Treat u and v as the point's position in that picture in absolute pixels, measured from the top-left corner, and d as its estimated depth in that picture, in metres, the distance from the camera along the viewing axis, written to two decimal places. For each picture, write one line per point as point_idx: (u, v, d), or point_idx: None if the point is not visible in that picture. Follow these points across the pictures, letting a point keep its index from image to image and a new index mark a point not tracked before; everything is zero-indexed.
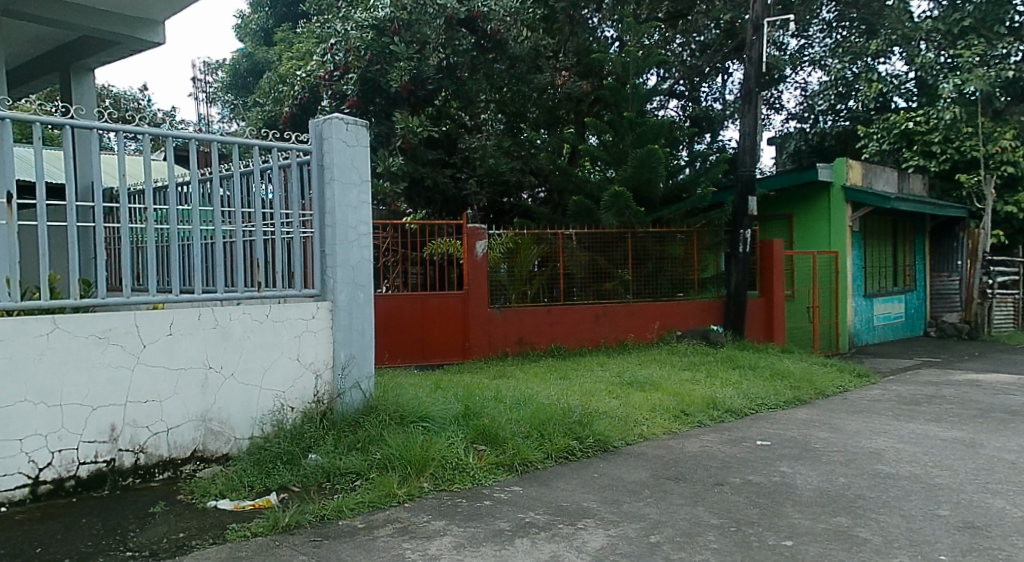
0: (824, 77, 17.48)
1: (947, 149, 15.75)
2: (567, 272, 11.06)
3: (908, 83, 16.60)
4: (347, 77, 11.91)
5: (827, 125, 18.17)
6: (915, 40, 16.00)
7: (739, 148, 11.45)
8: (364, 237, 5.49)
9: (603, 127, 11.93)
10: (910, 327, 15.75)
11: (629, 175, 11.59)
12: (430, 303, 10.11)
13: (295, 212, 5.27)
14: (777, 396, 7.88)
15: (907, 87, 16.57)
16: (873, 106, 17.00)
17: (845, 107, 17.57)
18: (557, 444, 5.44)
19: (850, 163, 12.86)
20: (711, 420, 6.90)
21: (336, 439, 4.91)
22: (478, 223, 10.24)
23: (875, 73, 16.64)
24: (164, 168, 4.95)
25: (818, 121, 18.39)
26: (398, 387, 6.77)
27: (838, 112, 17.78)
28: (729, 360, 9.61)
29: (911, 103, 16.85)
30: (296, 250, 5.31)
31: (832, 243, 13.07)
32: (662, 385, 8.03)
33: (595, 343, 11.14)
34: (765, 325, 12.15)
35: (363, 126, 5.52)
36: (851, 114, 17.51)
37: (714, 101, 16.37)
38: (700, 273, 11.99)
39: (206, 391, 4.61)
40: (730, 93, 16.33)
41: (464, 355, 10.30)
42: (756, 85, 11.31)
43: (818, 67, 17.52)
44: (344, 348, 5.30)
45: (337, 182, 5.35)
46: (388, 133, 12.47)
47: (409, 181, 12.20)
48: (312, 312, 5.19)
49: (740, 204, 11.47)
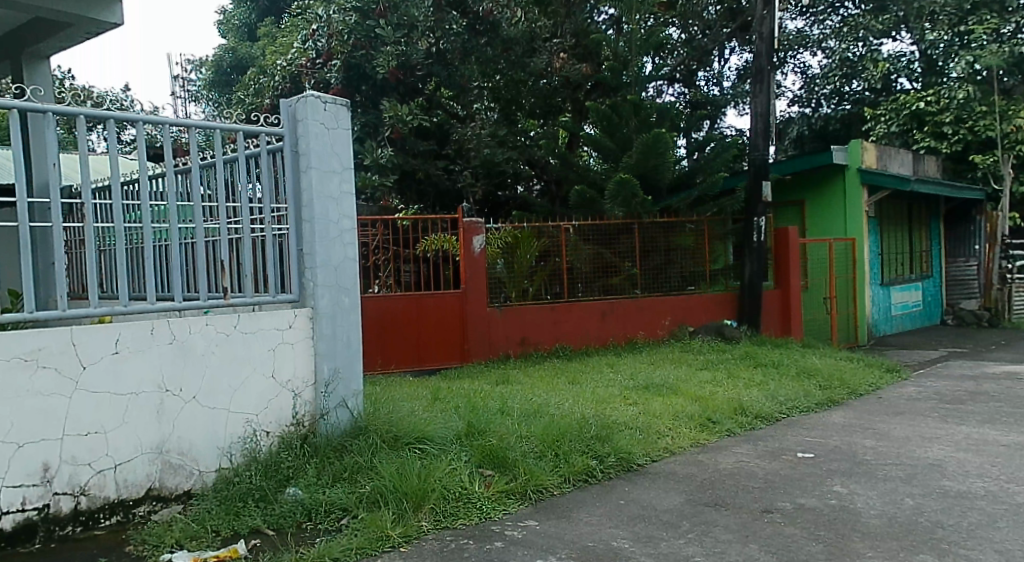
0: (825, 59, 16.78)
1: (960, 129, 15.11)
2: (569, 268, 10.33)
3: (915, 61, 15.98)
4: (330, 64, 11.37)
5: (830, 109, 17.34)
6: (923, 18, 15.41)
7: (752, 131, 10.75)
8: (348, 233, 4.79)
9: (604, 114, 11.01)
10: (927, 315, 15.08)
11: (634, 162, 10.92)
12: (425, 304, 9.40)
13: (267, 205, 4.56)
14: (807, 398, 7.17)
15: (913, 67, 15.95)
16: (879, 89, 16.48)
17: (850, 90, 16.86)
18: (574, 467, 4.77)
19: (865, 145, 12.18)
20: (741, 429, 6.20)
21: (320, 468, 4.21)
22: (474, 217, 9.54)
23: (880, 54, 16.04)
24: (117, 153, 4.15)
25: (820, 106, 17.54)
26: (391, 402, 6.05)
27: (842, 95, 17.04)
28: (749, 358, 8.92)
29: (915, 83, 16.07)
30: (269, 251, 4.60)
31: (848, 230, 12.41)
32: (681, 389, 7.33)
33: (603, 341, 10.45)
34: (781, 317, 11.47)
35: (344, 105, 4.81)
36: (855, 97, 16.84)
37: (713, 86, 15.54)
38: (710, 265, 11.30)
39: (163, 418, 3.89)
40: (728, 79, 15.74)
41: (463, 358, 9.60)
42: (767, 61, 10.61)
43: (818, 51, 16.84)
44: (328, 360, 4.62)
45: (316, 170, 4.64)
46: (375, 123, 11.54)
47: (399, 174, 11.48)
48: (290, 320, 4.50)
49: (754, 190, 10.79)
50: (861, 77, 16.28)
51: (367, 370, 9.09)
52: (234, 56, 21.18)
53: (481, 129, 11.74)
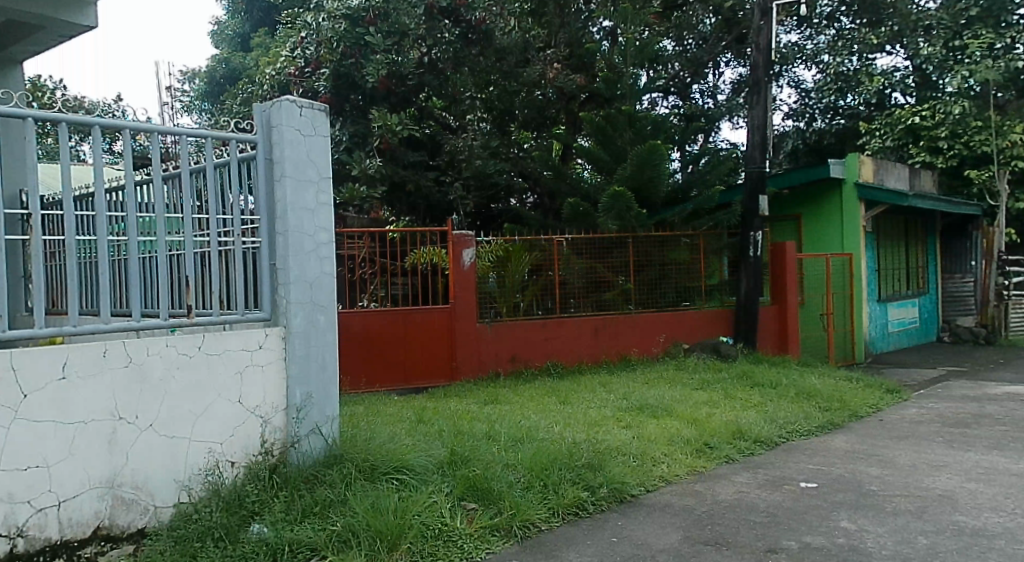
0: (819, 74, 16.67)
1: (955, 144, 14.88)
2: (561, 282, 10.06)
3: (908, 76, 15.78)
4: (318, 73, 11.03)
5: (826, 123, 17.20)
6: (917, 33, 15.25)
7: (748, 143, 10.52)
8: (324, 246, 4.50)
9: (600, 123, 10.88)
10: (924, 332, 14.84)
11: (628, 175, 10.68)
12: (412, 320, 9.10)
13: (237, 216, 4.26)
14: (808, 421, 6.89)
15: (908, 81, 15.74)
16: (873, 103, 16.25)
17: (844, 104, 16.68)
18: (564, 499, 4.47)
19: (863, 158, 11.98)
20: (740, 454, 5.90)
21: (288, 501, 3.91)
22: (464, 229, 9.26)
23: (875, 68, 15.85)
24: (63, 158, 3.80)
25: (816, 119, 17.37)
26: (371, 425, 5.74)
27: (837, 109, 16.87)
28: (746, 378, 8.64)
29: (909, 98, 15.94)
30: (238, 266, 4.30)
31: (846, 245, 12.18)
32: (677, 411, 7.04)
33: (595, 358, 10.15)
34: (778, 334, 11.20)
35: (321, 111, 4.53)
36: (849, 111, 16.65)
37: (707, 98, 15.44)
38: (706, 280, 11.03)
39: (115, 450, 3.58)
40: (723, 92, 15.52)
41: (451, 376, 9.29)
42: (764, 73, 10.39)
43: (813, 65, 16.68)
44: (300, 384, 4.32)
45: (291, 179, 4.35)
46: (364, 133, 11.24)
47: (388, 185, 11.16)
48: (260, 340, 4.20)
49: (750, 203, 10.55)
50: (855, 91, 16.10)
51: (351, 389, 8.75)
52: (228, 66, 20.96)
53: (473, 140, 11.52)
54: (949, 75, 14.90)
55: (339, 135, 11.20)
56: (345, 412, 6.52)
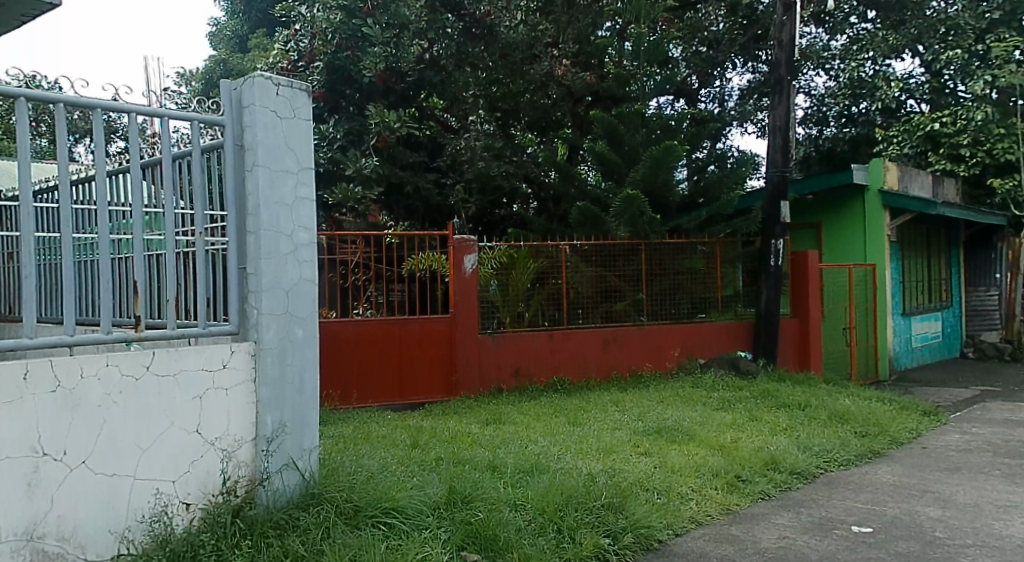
0: (831, 81, 16.01)
1: (977, 152, 14.20)
2: (569, 291, 9.40)
3: (925, 82, 15.11)
4: (312, 66, 10.31)
5: (834, 132, 16.51)
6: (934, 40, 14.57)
7: (769, 145, 9.88)
8: (303, 250, 3.84)
9: (612, 123, 10.16)
10: (947, 347, 14.15)
11: (641, 178, 10.07)
12: (410, 331, 8.44)
13: (199, 212, 3.59)
14: (846, 449, 6.21)
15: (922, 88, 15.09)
16: (885, 110, 15.49)
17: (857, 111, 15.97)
18: (582, 550, 3.82)
19: (887, 164, 11.31)
20: (776, 489, 5.23)
21: (252, 550, 3.24)
22: (466, 234, 8.62)
23: (890, 75, 15.03)
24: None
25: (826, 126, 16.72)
26: (360, 455, 5.07)
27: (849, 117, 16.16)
28: (770, 398, 7.98)
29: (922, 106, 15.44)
30: (199, 270, 3.62)
31: (868, 255, 11.53)
32: (700, 436, 6.37)
33: (604, 374, 9.48)
34: (799, 350, 10.53)
35: (302, 89, 3.85)
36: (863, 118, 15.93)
37: (711, 103, 14.31)
38: (723, 291, 10.35)
39: (35, 493, 2.90)
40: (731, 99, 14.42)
41: (449, 392, 8.62)
42: (788, 71, 9.74)
43: (823, 71, 16.02)
44: (273, 410, 3.67)
45: (265, 167, 3.68)
46: (360, 130, 10.28)
47: (386, 186, 10.44)
48: (224, 357, 3.53)
49: (772, 210, 9.88)
50: (868, 101, 15.48)
51: (342, 404, 8.07)
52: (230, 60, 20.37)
53: (476, 140, 10.86)
54: (972, 79, 14.16)
55: (333, 132, 10.24)
56: (326, 440, 5.79)
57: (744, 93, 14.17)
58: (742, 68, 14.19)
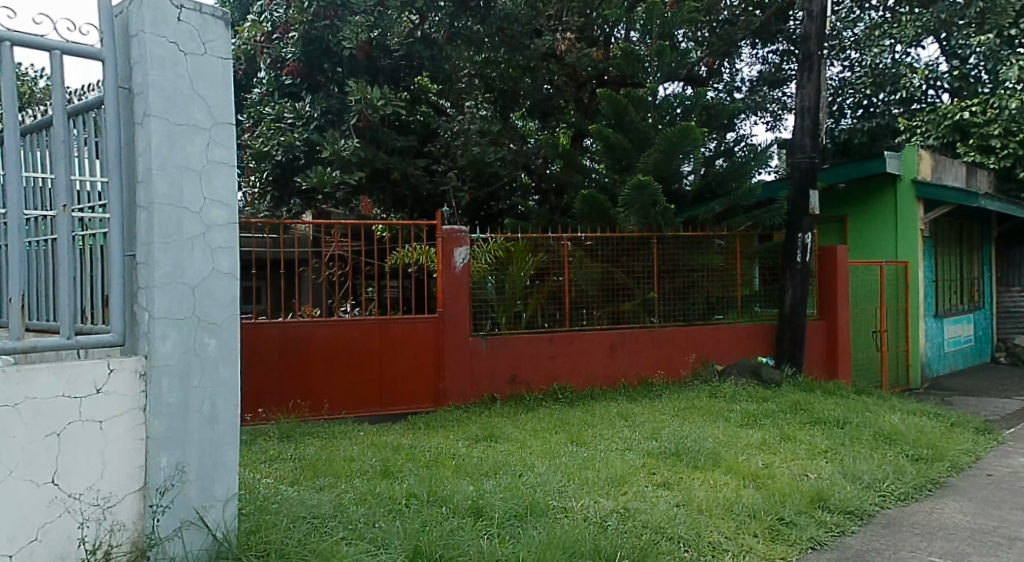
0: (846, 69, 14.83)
1: (1010, 143, 13.17)
2: (573, 289, 8.42)
3: (948, 71, 14.13)
4: (287, 39, 9.30)
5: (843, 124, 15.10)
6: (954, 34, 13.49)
7: (796, 129, 8.88)
8: (218, 232, 2.84)
9: (621, 102, 9.10)
10: (978, 352, 13.12)
11: (653, 164, 9.04)
12: (392, 333, 7.45)
13: (63, 180, 2.64)
14: (902, 480, 5.25)
15: (941, 75, 14.15)
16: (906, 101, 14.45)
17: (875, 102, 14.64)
18: None
19: (921, 152, 10.33)
20: (829, 535, 4.26)
21: None
22: (456, 224, 7.65)
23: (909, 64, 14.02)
24: None
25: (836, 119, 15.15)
26: (312, 494, 4.07)
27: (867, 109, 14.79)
28: (800, 413, 7.05)
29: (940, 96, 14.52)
30: (66, 259, 2.64)
31: (900, 252, 10.54)
32: (728, 462, 5.39)
33: (611, 382, 8.49)
34: (826, 355, 9.52)
35: (216, 15, 2.87)
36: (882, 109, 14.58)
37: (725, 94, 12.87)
38: (743, 289, 9.31)
39: None
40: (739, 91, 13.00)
41: (436, 401, 7.63)
42: (818, 46, 8.72)
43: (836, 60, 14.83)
44: (170, 449, 2.70)
45: (162, 118, 2.71)
46: (340, 109, 9.16)
47: (370, 171, 9.31)
48: (98, 379, 2.56)
49: (798, 200, 8.87)
50: (888, 93, 14.29)
51: (311, 415, 7.11)
52: None
53: (471, 124, 10.07)
54: (1002, 63, 13.21)
55: (311, 111, 9.10)
56: (277, 473, 4.76)
57: (755, 84, 13.00)
58: (751, 57, 13.04)
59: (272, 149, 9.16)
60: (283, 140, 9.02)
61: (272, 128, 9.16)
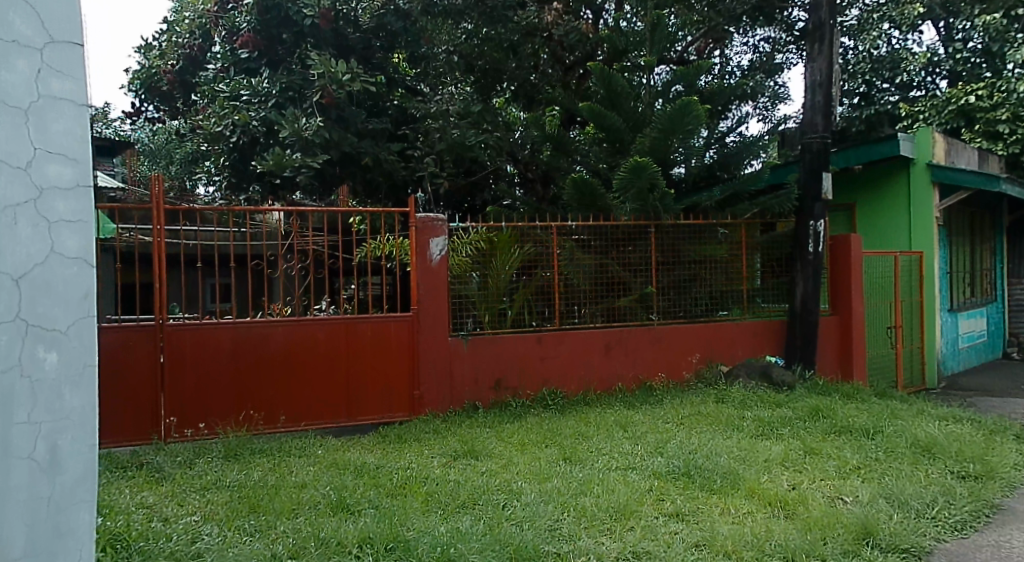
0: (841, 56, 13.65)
1: (1018, 128, 11.97)
2: (563, 283, 7.59)
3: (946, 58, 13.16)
4: (243, 7, 8.49)
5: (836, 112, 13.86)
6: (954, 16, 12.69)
7: (806, 107, 8.08)
8: (58, 193, 2.34)
9: (614, 79, 8.21)
10: (990, 347, 12.35)
11: (650, 145, 8.17)
12: (359, 335, 6.57)
13: None
14: (956, 505, 4.46)
15: (941, 61, 13.15)
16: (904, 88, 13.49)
17: (871, 90, 13.60)
18: None
19: (935, 135, 9.57)
20: None
21: None
22: (432, 212, 6.83)
23: (906, 52, 13.03)
24: None
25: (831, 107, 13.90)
26: (240, 548, 3.20)
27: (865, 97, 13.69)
28: (822, 420, 6.24)
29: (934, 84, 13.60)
30: None
31: (913, 242, 9.79)
32: (749, 485, 4.57)
33: (606, 385, 7.66)
34: (839, 353, 8.73)
35: None
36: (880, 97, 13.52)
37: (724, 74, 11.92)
38: (750, 283, 8.47)
39: None
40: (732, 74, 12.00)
41: (411, 410, 6.77)
42: (829, 14, 7.89)
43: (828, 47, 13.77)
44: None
45: None
46: (302, 85, 8.27)
47: (339, 155, 8.44)
48: None
49: (809, 184, 8.08)
50: (887, 79, 13.32)
51: (267, 429, 6.24)
52: None
53: (449, 105, 9.09)
54: (1010, 46, 12.20)
55: (268, 87, 8.28)
56: (207, 508, 3.90)
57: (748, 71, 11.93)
58: (742, 44, 12.13)
59: (225, 129, 8.27)
60: (237, 119, 8.16)
61: (226, 107, 8.31)
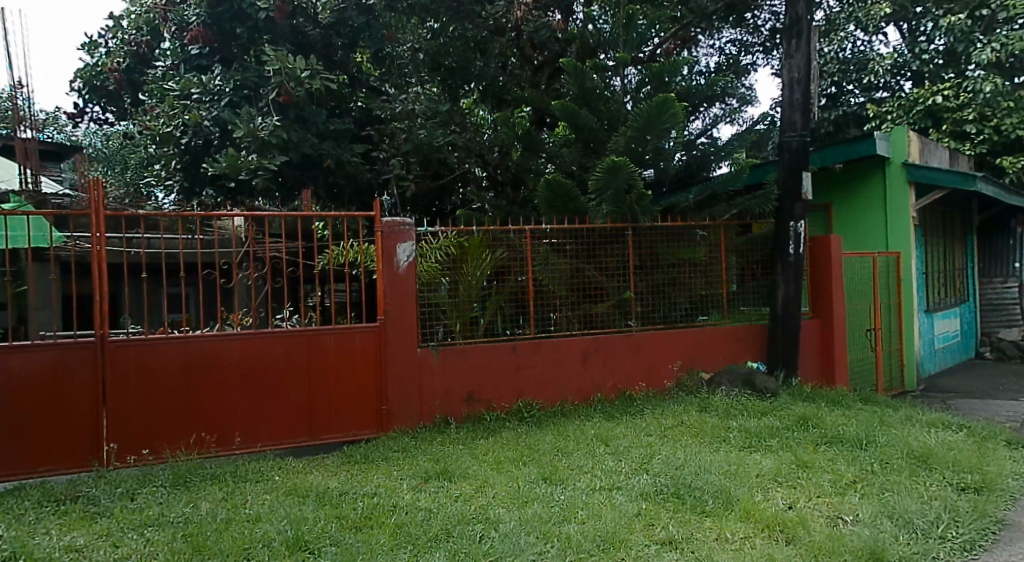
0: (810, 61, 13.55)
1: (985, 128, 11.85)
2: (538, 290, 7.23)
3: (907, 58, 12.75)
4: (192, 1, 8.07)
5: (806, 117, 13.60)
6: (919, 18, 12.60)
7: (785, 104, 7.82)
8: None
9: (586, 77, 7.89)
10: (964, 347, 12.28)
11: (625, 145, 7.85)
12: (322, 347, 6.15)
13: None
14: (961, 522, 4.19)
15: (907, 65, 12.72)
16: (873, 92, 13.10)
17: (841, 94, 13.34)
18: None
19: (910, 134, 9.41)
20: None
21: None
22: (398, 216, 6.42)
23: (873, 55, 12.88)
24: None
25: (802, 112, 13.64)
26: None
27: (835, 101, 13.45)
28: (810, 430, 5.95)
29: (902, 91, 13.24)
30: None
31: (890, 242, 9.61)
32: (743, 504, 4.27)
33: (583, 396, 7.32)
34: (820, 357, 8.51)
35: None
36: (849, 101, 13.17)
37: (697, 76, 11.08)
38: (730, 286, 8.20)
39: None
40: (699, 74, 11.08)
41: (378, 426, 6.37)
42: (806, 10, 7.66)
43: None
44: None
45: None
46: (257, 82, 7.83)
47: (299, 157, 8.01)
48: None
49: (788, 184, 7.83)
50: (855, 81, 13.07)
51: (222, 452, 5.80)
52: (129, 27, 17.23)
53: (414, 105, 8.70)
54: (974, 47, 11.98)
55: (221, 86, 7.88)
56: (146, 552, 3.48)
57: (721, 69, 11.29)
58: (709, 46, 11.71)
59: (176, 130, 7.83)
60: (188, 120, 7.73)
61: (176, 106, 7.86)
